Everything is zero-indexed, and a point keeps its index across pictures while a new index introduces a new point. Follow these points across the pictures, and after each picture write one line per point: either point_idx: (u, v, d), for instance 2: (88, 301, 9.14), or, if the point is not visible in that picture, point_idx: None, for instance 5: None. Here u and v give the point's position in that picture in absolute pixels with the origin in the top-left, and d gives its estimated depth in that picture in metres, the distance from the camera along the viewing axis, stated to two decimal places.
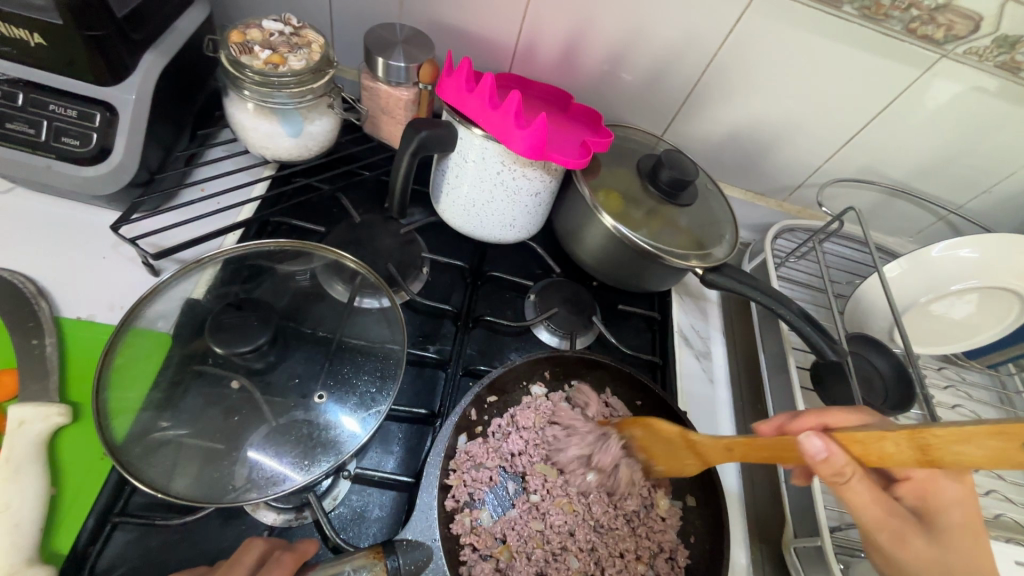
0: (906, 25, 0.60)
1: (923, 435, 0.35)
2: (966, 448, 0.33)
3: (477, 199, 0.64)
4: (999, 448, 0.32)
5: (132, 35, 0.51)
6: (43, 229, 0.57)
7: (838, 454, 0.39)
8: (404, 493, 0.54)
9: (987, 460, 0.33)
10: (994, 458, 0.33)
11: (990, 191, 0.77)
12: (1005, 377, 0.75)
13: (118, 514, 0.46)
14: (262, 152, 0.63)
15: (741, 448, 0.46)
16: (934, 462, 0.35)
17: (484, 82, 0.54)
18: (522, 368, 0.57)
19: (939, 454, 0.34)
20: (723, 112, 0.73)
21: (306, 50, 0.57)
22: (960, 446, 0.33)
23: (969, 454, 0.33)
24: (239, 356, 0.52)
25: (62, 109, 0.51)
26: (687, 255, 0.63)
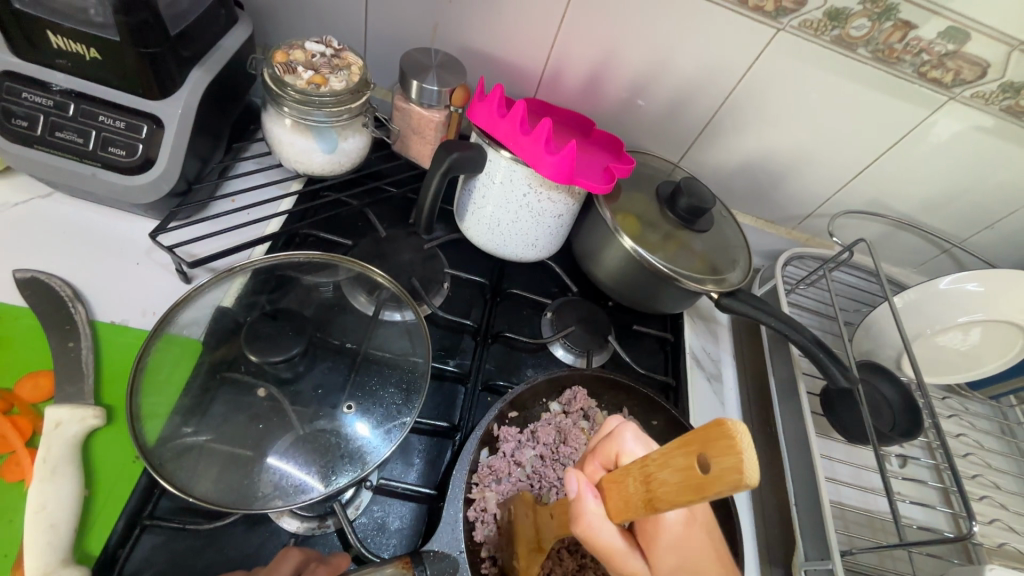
0: (916, 69, 0.63)
1: (649, 466, 0.33)
2: (671, 477, 0.31)
3: (501, 219, 0.66)
4: (687, 469, 0.30)
5: (182, 52, 0.53)
6: (80, 234, 0.59)
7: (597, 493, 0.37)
8: (424, 505, 0.55)
9: (686, 491, 0.29)
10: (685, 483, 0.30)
11: (993, 227, 0.80)
12: (1006, 408, 0.77)
13: (147, 517, 0.47)
14: (295, 166, 0.65)
15: (559, 513, 0.43)
16: (653, 502, 0.32)
17: (516, 109, 0.57)
18: (542, 386, 0.59)
19: (654, 488, 0.32)
20: (738, 143, 0.76)
21: (346, 72, 0.59)
22: (665, 473, 0.31)
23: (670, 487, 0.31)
24: (271, 365, 0.54)
25: (110, 120, 0.53)
26: (703, 280, 0.65)
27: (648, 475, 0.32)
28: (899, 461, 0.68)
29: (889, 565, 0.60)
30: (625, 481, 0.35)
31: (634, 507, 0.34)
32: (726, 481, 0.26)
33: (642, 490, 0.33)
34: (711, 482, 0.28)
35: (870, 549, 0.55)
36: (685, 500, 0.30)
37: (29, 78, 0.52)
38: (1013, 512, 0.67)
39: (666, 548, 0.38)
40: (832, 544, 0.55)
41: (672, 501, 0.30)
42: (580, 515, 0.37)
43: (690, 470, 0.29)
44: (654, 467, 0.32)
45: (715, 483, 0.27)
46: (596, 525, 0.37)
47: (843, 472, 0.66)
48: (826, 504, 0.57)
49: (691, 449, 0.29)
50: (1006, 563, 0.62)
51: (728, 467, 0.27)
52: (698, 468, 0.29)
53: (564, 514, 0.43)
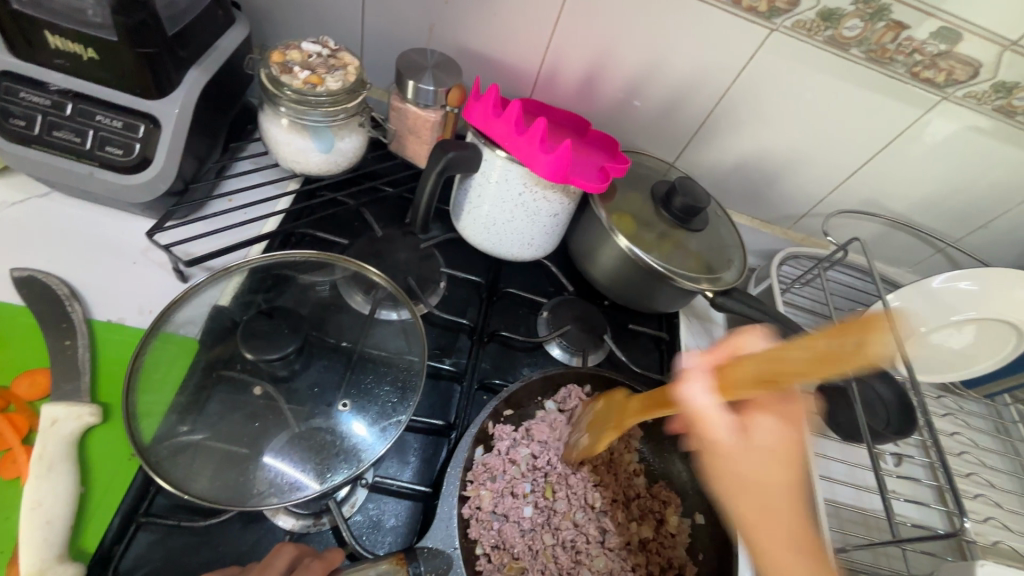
0: (910, 69, 0.63)
1: (781, 349, 0.33)
2: (802, 356, 0.31)
3: (496, 218, 0.66)
4: (819, 348, 0.30)
5: (179, 52, 0.53)
6: (77, 233, 0.59)
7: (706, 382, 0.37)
8: (419, 502, 0.55)
9: (816, 365, 0.29)
10: (817, 362, 0.30)
11: (987, 226, 0.81)
12: (1001, 407, 0.77)
13: (142, 514, 0.47)
14: (292, 166, 0.65)
15: (654, 396, 0.46)
16: (775, 382, 0.33)
17: (511, 108, 0.57)
18: (537, 384, 0.60)
19: (779, 376, 0.32)
20: (733, 143, 0.77)
21: (343, 71, 0.59)
22: (797, 354, 0.31)
23: (798, 365, 0.31)
24: (267, 362, 0.54)
25: (108, 119, 0.54)
26: (698, 278, 0.65)
27: (773, 356, 0.33)
28: (893, 459, 0.69)
29: (883, 563, 0.60)
30: (742, 365, 0.35)
31: (750, 378, 0.34)
32: (864, 355, 0.27)
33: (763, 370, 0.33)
34: (851, 356, 0.28)
35: (863, 546, 0.55)
36: (816, 375, 0.30)
37: (27, 78, 0.52)
38: (1008, 510, 0.67)
39: (758, 438, 0.36)
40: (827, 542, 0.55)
41: (797, 374, 0.31)
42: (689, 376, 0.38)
43: (828, 347, 0.29)
44: (784, 351, 0.32)
45: (862, 355, 0.27)
46: (694, 387, 0.37)
47: (838, 471, 0.66)
48: (821, 502, 0.58)
49: (828, 334, 0.29)
50: (1000, 561, 0.62)
51: (874, 342, 0.27)
52: (840, 345, 0.28)
53: (660, 395, 0.46)
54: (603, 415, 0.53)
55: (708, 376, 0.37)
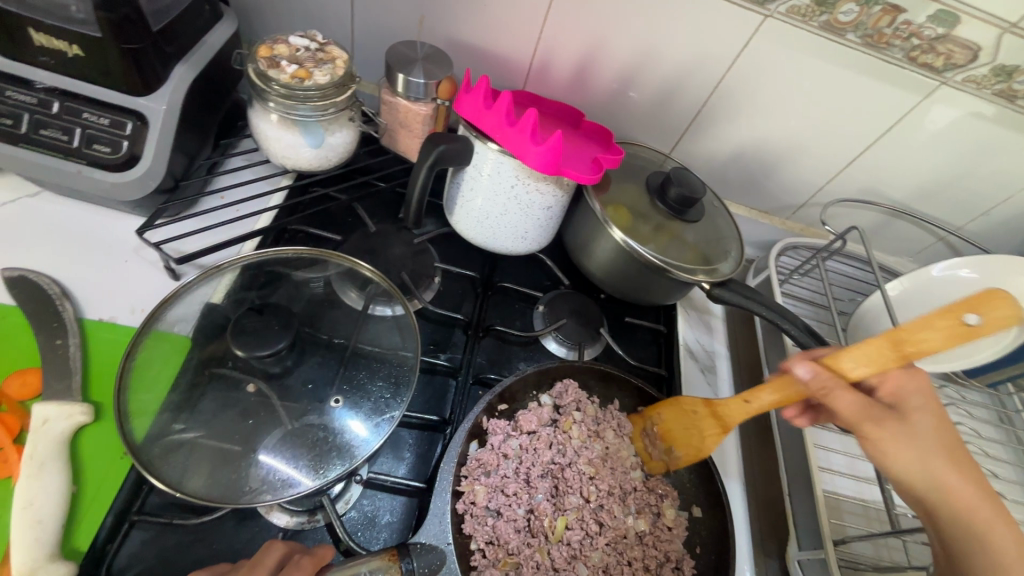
0: (907, 54, 0.62)
1: (901, 332, 0.43)
2: (933, 336, 0.42)
3: (490, 212, 0.66)
4: (945, 326, 0.42)
5: (164, 48, 0.53)
6: (68, 232, 0.59)
7: (822, 370, 0.44)
8: (414, 498, 0.55)
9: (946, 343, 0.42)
10: (947, 337, 0.41)
11: (988, 213, 0.80)
12: (1004, 397, 0.76)
13: (136, 513, 0.47)
14: (283, 162, 0.65)
15: (755, 395, 0.53)
16: (908, 355, 0.43)
17: (501, 100, 0.56)
18: (532, 377, 0.59)
19: (911, 344, 0.43)
20: (729, 132, 0.76)
21: (331, 65, 0.59)
22: (925, 335, 0.43)
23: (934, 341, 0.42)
24: (258, 360, 0.54)
25: (94, 117, 0.53)
26: (694, 270, 0.64)
27: (904, 337, 0.43)
28: None
29: (883, 554, 0.59)
30: (855, 354, 0.45)
31: (889, 363, 0.44)
32: (999, 322, 0.40)
33: (895, 353, 0.44)
34: (977, 329, 0.40)
35: (863, 538, 0.54)
36: (951, 346, 0.41)
37: (12, 76, 0.52)
38: (1010, 500, 0.66)
39: (907, 393, 0.44)
40: (826, 533, 0.54)
41: (936, 346, 0.42)
42: (827, 384, 0.43)
43: (956, 327, 0.41)
44: (911, 332, 0.43)
45: (986, 327, 0.40)
46: (835, 391, 0.43)
47: (838, 462, 0.66)
48: (820, 494, 0.57)
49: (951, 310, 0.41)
50: None
51: (994, 310, 0.40)
52: (962, 322, 0.41)
53: (761, 392, 0.53)
54: (686, 426, 0.56)
55: (836, 377, 0.43)
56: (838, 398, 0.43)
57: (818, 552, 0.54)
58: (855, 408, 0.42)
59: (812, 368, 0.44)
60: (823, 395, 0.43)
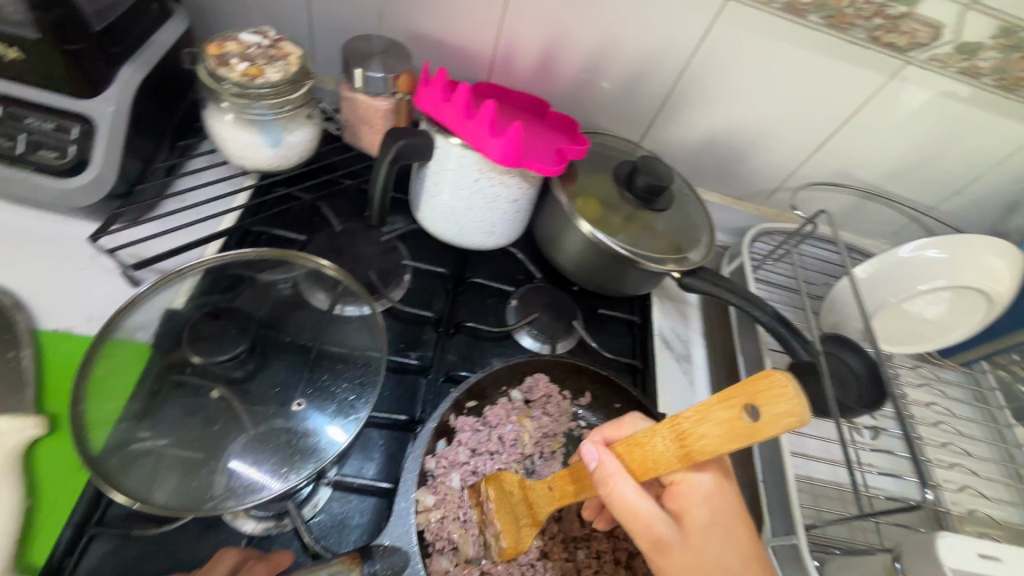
0: (870, 33, 0.61)
1: (680, 422, 0.40)
2: (712, 431, 0.38)
3: (456, 207, 0.65)
4: (727, 420, 0.37)
5: (109, 48, 0.51)
6: (22, 241, 0.57)
7: (609, 462, 0.44)
8: (384, 499, 0.54)
9: (725, 444, 0.37)
10: (727, 437, 0.37)
11: (960, 192, 0.79)
12: (979, 375, 0.77)
13: (94, 525, 0.46)
14: (242, 162, 0.64)
15: (559, 485, 0.50)
16: (690, 455, 0.39)
17: (459, 92, 0.56)
18: (501, 373, 0.58)
19: (692, 442, 0.39)
20: (698, 118, 0.75)
21: (284, 62, 0.57)
22: (705, 429, 0.38)
23: (712, 441, 0.38)
24: (217, 365, 0.52)
25: (39, 121, 0.52)
26: (663, 259, 0.64)
27: (683, 432, 0.40)
28: (870, 433, 0.68)
29: (858, 537, 0.60)
30: (654, 442, 0.42)
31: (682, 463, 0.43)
32: (782, 424, 0.34)
33: (676, 448, 0.40)
34: (763, 427, 0.35)
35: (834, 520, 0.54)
36: (726, 448, 0.37)
37: None
38: (984, 478, 0.66)
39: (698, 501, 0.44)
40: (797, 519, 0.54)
41: (713, 448, 0.37)
42: (617, 476, 0.43)
43: (735, 420, 0.36)
44: (692, 425, 0.39)
45: (765, 428, 0.34)
46: (620, 484, 0.43)
47: (812, 446, 0.66)
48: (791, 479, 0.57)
49: (733, 401, 0.37)
50: (976, 529, 0.62)
51: (786, 410, 0.34)
52: (744, 417, 0.36)
53: (564, 485, 0.50)
54: (505, 512, 0.50)
55: (625, 470, 0.43)
56: (618, 492, 0.43)
57: (789, 537, 0.54)
58: (634, 504, 0.43)
59: (599, 458, 0.44)
60: (609, 483, 0.43)
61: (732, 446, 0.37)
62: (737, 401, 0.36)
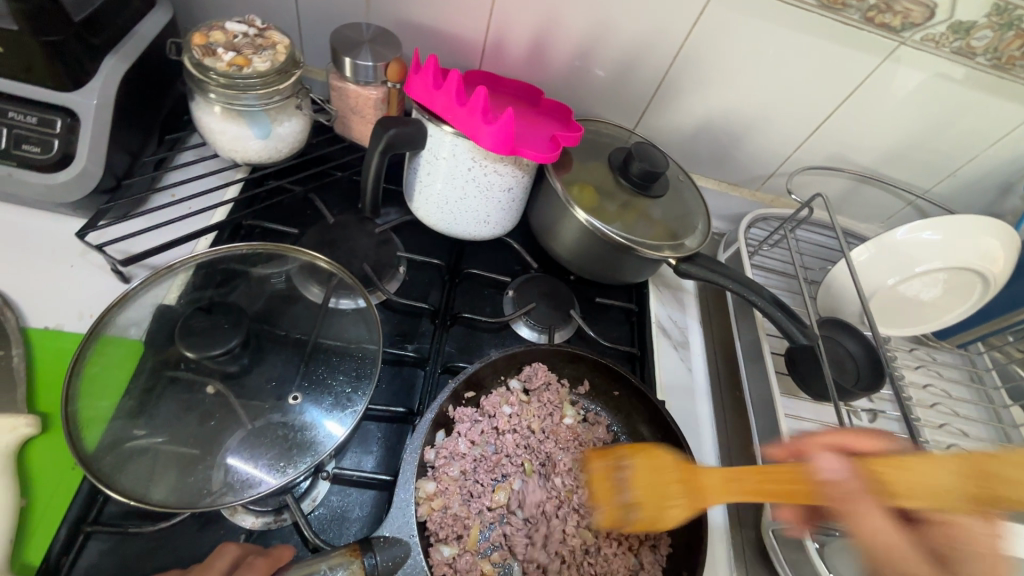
0: (864, 14, 0.61)
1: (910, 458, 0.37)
2: (947, 479, 0.36)
3: (450, 197, 0.64)
4: (964, 476, 0.35)
5: (90, 40, 0.50)
6: (8, 238, 0.56)
7: (852, 479, 0.36)
8: (384, 491, 0.54)
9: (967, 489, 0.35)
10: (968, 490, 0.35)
11: (955, 174, 0.79)
12: (974, 356, 0.77)
13: (90, 523, 0.45)
14: (231, 156, 0.63)
15: (747, 479, 0.44)
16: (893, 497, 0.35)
17: (450, 79, 0.54)
18: (499, 362, 0.58)
19: (889, 483, 0.36)
20: (692, 104, 0.74)
21: (271, 52, 0.56)
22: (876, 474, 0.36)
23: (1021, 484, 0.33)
24: (212, 359, 0.52)
25: (22, 116, 0.51)
26: (660, 246, 0.63)
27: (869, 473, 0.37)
28: (868, 416, 0.68)
29: None
30: (924, 469, 0.36)
31: (953, 499, 0.35)
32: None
33: (969, 483, 0.35)
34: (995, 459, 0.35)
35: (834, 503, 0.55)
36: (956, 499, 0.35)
37: None
38: None
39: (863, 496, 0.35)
40: None
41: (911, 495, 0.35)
42: (855, 496, 0.36)
43: (983, 474, 0.35)
44: (997, 465, 0.34)
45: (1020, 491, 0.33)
46: (863, 503, 0.35)
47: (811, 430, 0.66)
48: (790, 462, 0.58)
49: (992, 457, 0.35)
50: None
51: None
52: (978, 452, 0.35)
53: (755, 480, 0.44)
54: (607, 486, 0.49)
55: (867, 484, 0.36)
56: (864, 515, 0.35)
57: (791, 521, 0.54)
58: (888, 532, 0.34)
59: (841, 470, 0.37)
60: (846, 503, 0.36)
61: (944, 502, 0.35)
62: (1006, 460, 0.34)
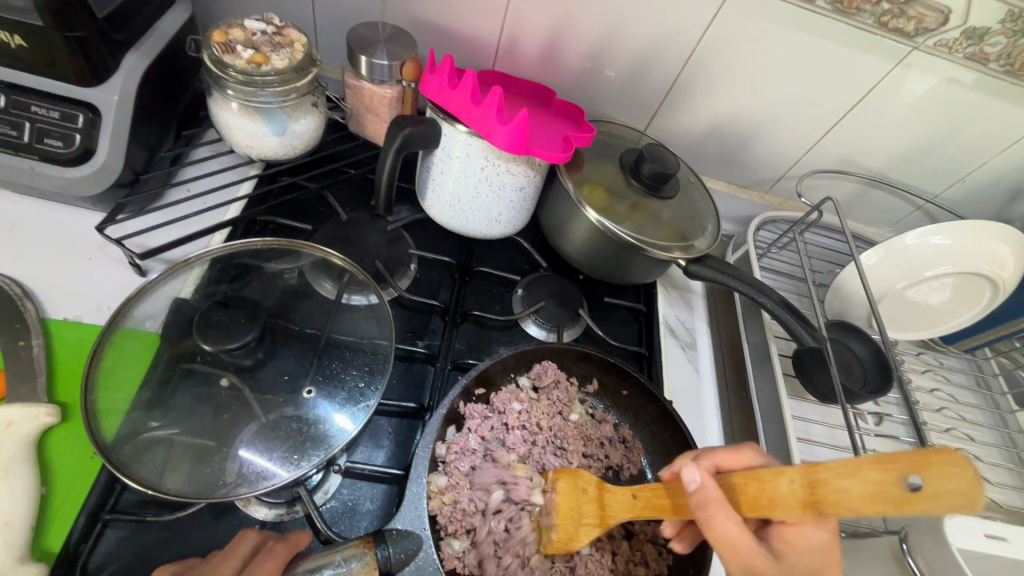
0: (878, 19, 0.61)
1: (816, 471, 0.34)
2: (857, 486, 0.31)
3: (462, 196, 0.65)
4: (875, 481, 0.31)
5: (113, 36, 0.51)
6: (28, 230, 0.57)
7: (712, 488, 0.38)
8: (394, 485, 0.55)
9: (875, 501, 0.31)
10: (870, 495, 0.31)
11: (965, 180, 0.79)
12: (981, 361, 0.77)
13: (108, 511, 0.46)
14: (247, 152, 0.63)
15: (647, 496, 0.46)
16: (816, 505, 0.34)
17: (466, 79, 0.55)
18: (509, 360, 0.58)
19: (825, 492, 0.33)
20: (703, 106, 0.75)
21: (289, 50, 0.57)
22: (844, 483, 0.32)
23: (956, 485, 0.28)
24: (228, 353, 0.52)
25: (45, 110, 0.52)
26: (669, 247, 0.64)
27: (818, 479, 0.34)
28: (874, 419, 0.68)
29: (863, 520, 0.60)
30: (776, 483, 0.36)
31: (888, 498, 0.30)
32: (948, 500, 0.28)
33: (803, 492, 0.34)
34: (922, 499, 0.29)
35: None
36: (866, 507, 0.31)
37: None
38: (987, 462, 0.67)
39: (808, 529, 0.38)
40: None
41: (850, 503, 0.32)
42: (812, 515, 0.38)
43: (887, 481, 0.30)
44: (829, 476, 0.33)
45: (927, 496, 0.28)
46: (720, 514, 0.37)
47: (817, 432, 0.66)
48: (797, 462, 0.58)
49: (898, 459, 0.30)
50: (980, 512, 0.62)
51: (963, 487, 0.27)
52: (900, 484, 0.29)
53: (654, 498, 0.46)
54: (573, 507, 0.49)
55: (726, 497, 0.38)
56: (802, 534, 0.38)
57: None
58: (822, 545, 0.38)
59: (702, 480, 0.38)
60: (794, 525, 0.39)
61: (875, 510, 0.30)
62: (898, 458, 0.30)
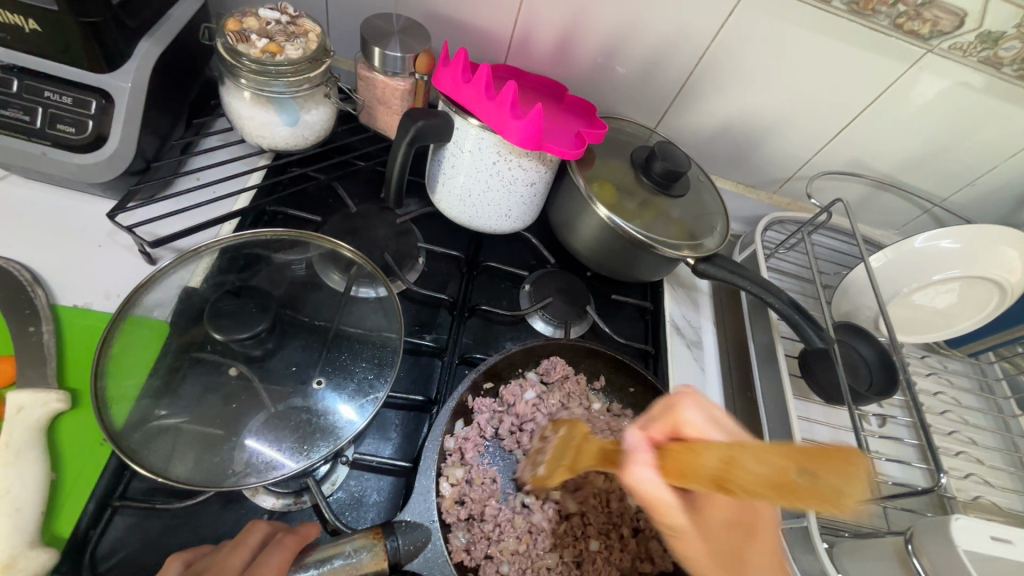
0: (893, 21, 0.61)
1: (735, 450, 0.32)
2: (757, 467, 0.30)
3: (472, 190, 0.64)
4: (778, 467, 0.29)
5: (127, 22, 0.51)
6: (38, 216, 0.57)
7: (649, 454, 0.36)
8: (401, 478, 0.55)
9: (771, 488, 0.29)
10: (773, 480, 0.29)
11: (973, 184, 0.79)
12: (985, 365, 0.77)
13: (117, 498, 0.47)
14: (258, 142, 0.63)
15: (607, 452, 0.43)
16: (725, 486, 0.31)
17: (480, 72, 0.55)
18: (518, 355, 0.58)
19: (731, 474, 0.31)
20: (715, 105, 0.75)
21: (303, 39, 0.57)
22: (752, 464, 0.30)
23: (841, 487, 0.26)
24: (239, 342, 0.52)
25: (57, 96, 0.52)
26: (679, 245, 0.64)
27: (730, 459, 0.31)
28: (877, 421, 0.69)
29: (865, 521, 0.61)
30: (701, 451, 0.33)
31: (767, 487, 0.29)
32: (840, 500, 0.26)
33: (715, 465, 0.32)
34: (805, 494, 0.27)
35: (843, 506, 0.56)
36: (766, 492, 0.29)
37: None
38: (989, 466, 0.67)
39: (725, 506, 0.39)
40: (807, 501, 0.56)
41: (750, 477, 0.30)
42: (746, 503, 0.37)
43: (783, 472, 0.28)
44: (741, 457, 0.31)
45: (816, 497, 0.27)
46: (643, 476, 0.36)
47: (821, 433, 0.67)
48: None
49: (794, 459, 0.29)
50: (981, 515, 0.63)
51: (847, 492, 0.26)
52: (787, 474, 0.28)
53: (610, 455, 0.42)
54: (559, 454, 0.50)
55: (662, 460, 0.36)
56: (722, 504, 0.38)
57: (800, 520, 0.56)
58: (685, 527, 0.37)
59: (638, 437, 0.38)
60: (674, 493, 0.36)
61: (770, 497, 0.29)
62: (795, 455, 0.29)
